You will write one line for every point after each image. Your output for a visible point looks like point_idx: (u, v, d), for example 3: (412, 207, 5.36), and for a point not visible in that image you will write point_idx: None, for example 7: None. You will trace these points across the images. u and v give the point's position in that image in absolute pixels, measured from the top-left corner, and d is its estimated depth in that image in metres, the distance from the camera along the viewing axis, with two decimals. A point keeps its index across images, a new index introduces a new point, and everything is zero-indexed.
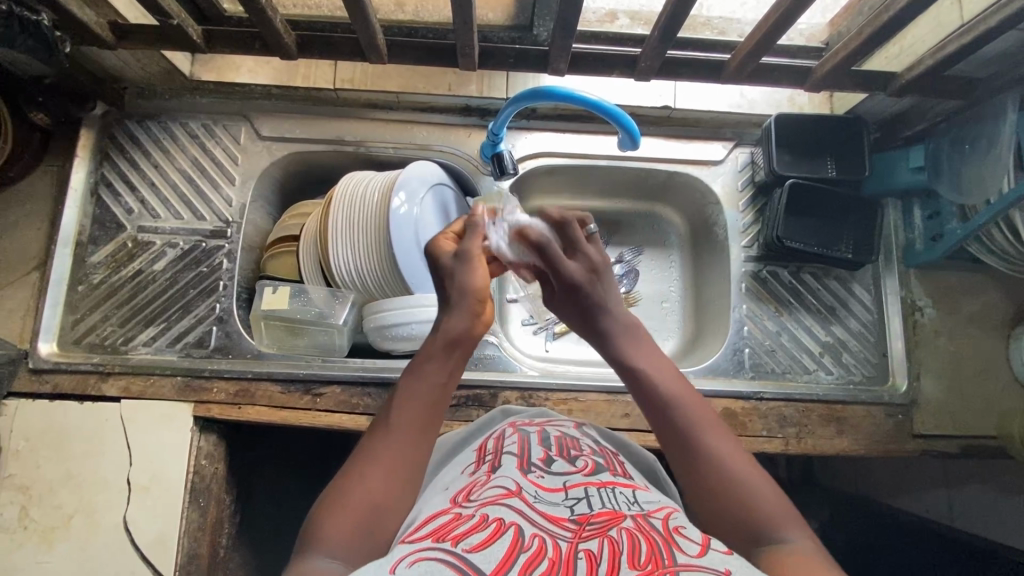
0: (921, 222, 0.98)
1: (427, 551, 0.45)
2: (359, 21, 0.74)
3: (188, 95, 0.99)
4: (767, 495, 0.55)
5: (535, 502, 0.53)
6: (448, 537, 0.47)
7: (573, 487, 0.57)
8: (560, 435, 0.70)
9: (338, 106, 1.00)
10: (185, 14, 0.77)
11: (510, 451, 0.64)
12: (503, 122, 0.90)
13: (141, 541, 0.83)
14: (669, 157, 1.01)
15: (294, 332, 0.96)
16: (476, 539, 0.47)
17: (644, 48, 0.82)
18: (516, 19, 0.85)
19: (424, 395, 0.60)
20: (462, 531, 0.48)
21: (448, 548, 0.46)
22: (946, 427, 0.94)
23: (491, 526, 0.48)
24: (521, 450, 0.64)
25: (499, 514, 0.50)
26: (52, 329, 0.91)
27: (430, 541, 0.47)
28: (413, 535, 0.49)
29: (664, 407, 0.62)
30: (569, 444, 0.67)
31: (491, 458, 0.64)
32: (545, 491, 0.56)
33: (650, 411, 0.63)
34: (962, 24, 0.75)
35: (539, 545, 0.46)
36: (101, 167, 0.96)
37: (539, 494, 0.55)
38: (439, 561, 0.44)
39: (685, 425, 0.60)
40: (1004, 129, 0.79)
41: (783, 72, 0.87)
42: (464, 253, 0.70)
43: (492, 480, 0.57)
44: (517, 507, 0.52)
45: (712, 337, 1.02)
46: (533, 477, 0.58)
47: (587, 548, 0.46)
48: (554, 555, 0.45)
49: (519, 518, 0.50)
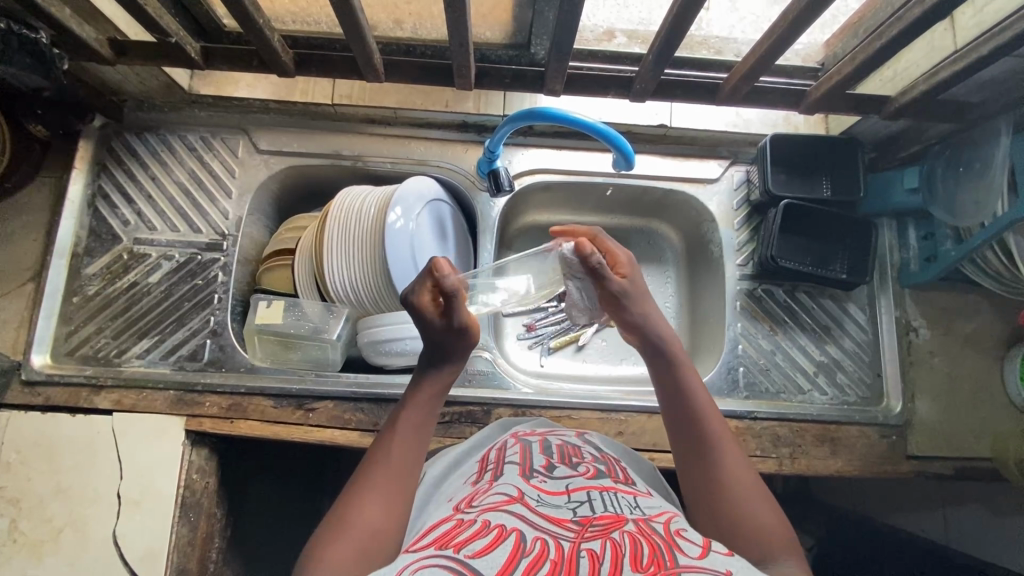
0: (916, 242, 0.99)
1: (430, 559, 0.45)
2: (356, 42, 0.74)
3: (187, 108, 0.99)
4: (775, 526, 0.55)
5: (538, 506, 0.53)
6: (451, 543, 0.47)
7: (575, 490, 0.57)
8: (561, 443, 0.70)
9: (336, 121, 1.00)
10: (184, 32, 0.78)
11: (511, 459, 0.64)
12: (499, 140, 0.91)
13: (130, 555, 0.83)
14: (665, 175, 1.01)
15: (288, 346, 0.95)
16: (479, 544, 0.47)
17: (639, 70, 0.82)
18: (514, 38, 0.86)
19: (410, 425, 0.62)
20: (464, 538, 0.48)
21: (451, 554, 0.45)
22: (941, 450, 0.94)
23: (493, 532, 0.48)
24: (522, 458, 0.64)
25: (502, 519, 0.50)
26: (46, 340, 0.92)
27: (433, 549, 0.47)
28: (416, 545, 0.49)
29: (696, 421, 0.62)
30: (570, 451, 0.67)
31: (492, 466, 0.64)
32: (548, 494, 0.56)
33: (675, 419, 0.64)
34: (956, 51, 0.76)
35: (542, 548, 0.46)
36: (98, 179, 0.97)
37: (541, 498, 0.55)
38: (441, 567, 0.43)
39: (711, 440, 0.61)
40: (997, 153, 0.80)
41: (779, 94, 0.88)
42: (451, 327, 0.64)
43: (494, 488, 0.57)
44: (519, 512, 0.52)
45: (707, 355, 1.02)
46: (535, 482, 0.58)
47: (590, 546, 0.46)
48: (557, 557, 0.45)
49: (521, 523, 0.50)
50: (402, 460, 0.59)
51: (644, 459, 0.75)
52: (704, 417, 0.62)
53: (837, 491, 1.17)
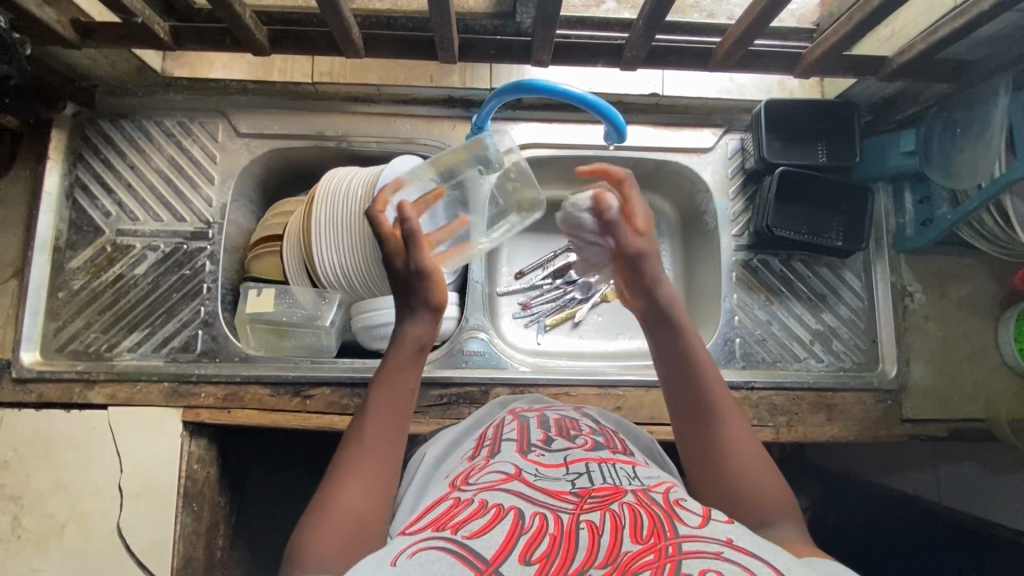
0: (912, 206, 0.97)
1: (428, 541, 0.45)
2: (333, 15, 0.71)
3: (161, 91, 0.95)
4: (768, 476, 0.57)
5: (536, 480, 0.53)
6: (448, 524, 0.47)
7: (574, 462, 0.57)
8: (558, 417, 0.70)
9: (317, 100, 0.97)
10: (150, 11, 0.74)
11: (508, 436, 0.64)
12: (487, 114, 0.89)
13: (136, 546, 0.83)
14: (658, 145, 0.99)
15: (281, 334, 0.94)
16: (477, 524, 0.47)
17: (629, 36, 0.79)
18: (498, 7, 0.83)
19: (390, 399, 0.60)
20: (462, 518, 0.48)
21: (449, 535, 0.45)
22: (935, 412, 0.95)
23: (491, 511, 0.48)
24: (520, 434, 0.64)
25: (499, 497, 0.50)
26: (34, 337, 0.90)
27: (431, 531, 0.47)
28: (414, 526, 0.49)
29: (686, 367, 0.63)
30: (567, 425, 0.67)
31: (490, 443, 0.64)
32: (546, 468, 0.56)
33: (668, 366, 0.64)
34: (955, 6, 0.74)
35: (540, 524, 0.46)
36: (75, 169, 0.94)
37: (540, 472, 0.55)
38: (438, 549, 0.44)
39: (703, 390, 0.61)
40: (997, 113, 0.78)
41: (773, 59, 0.85)
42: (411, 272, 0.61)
43: (491, 465, 0.57)
44: (516, 489, 0.52)
45: (703, 327, 1.01)
46: (532, 458, 0.58)
47: (590, 518, 0.47)
48: (556, 532, 0.46)
49: (519, 500, 0.50)
50: (377, 436, 0.58)
51: (643, 436, 0.75)
52: (699, 370, 0.62)
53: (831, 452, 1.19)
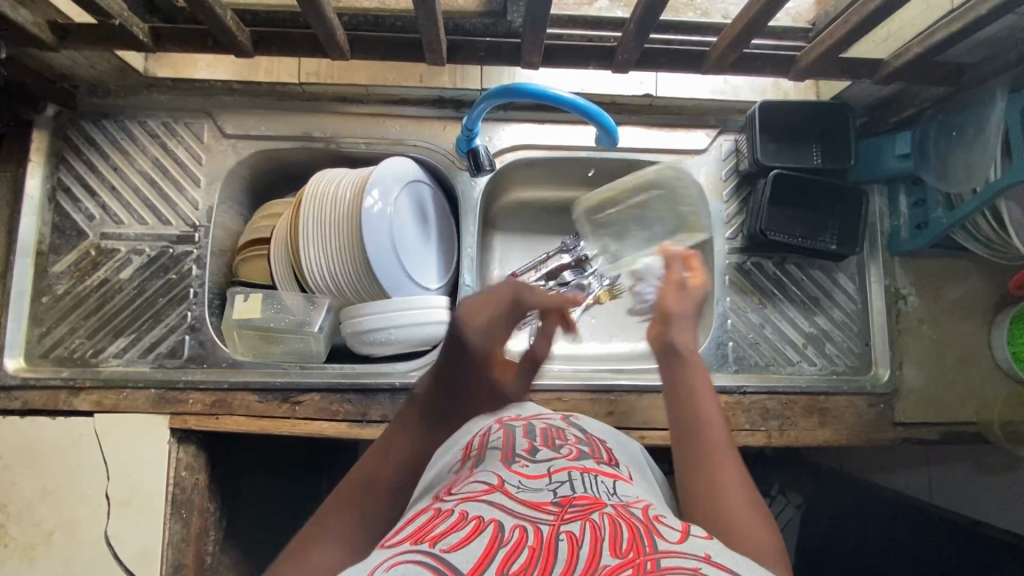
0: (906, 209, 0.96)
1: (404, 555, 0.44)
2: (316, 16, 0.69)
3: (145, 91, 0.93)
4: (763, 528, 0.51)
5: (517, 492, 0.53)
6: (427, 537, 0.46)
7: (556, 472, 0.57)
8: (545, 426, 0.69)
9: (305, 100, 0.95)
10: (129, 12, 0.72)
11: (494, 444, 0.63)
12: (477, 116, 0.87)
13: (124, 554, 0.83)
14: (651, 147, 0.98)
15: (268, 339, 0.93)
16: (456, 537, 0.46)
17: (622, 38, 0.78)
18: (489, 5, 0.79)
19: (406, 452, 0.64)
20: (441, 531, 0.47)
21: (426, 549, 0.44)
22: (927, 416, 0.95)
23: (471, 524, 0.47)
24: (505, 442, 0.64)
25: (479, 510, 0.49)
26: (18, 343, 0.89)
27: (409, 545, 0.46)
28: (392, 541, 0.48)
29: (687, 392, 0.62)
30: (553, 434, 0.67)
31: (475, 452, 0.63)
32: (528, 479, 0.55)
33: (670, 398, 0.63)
34: (952, 9, 0.72)
35: (520, 536, 0.45)
36: (57, 171, 0.92)
37: (522, 483, 0.54)
38: (415, 564, 0.42)
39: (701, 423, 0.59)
40: (993, 117, 0.76)
41: (768, 61, 0.84)
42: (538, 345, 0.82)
43: (474, 476, 0.57)
44: (497, 502, 0.51)
45: (696, 331, 1.01)
46: (516, 467, 0.58)
47: (569, 529, 0.46)
48: (535, 543, 0.45)
49: (499, 513, 0.49)
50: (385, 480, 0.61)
51: (634, 445, 0.75)
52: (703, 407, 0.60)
53: (824, 453, 1.19)
